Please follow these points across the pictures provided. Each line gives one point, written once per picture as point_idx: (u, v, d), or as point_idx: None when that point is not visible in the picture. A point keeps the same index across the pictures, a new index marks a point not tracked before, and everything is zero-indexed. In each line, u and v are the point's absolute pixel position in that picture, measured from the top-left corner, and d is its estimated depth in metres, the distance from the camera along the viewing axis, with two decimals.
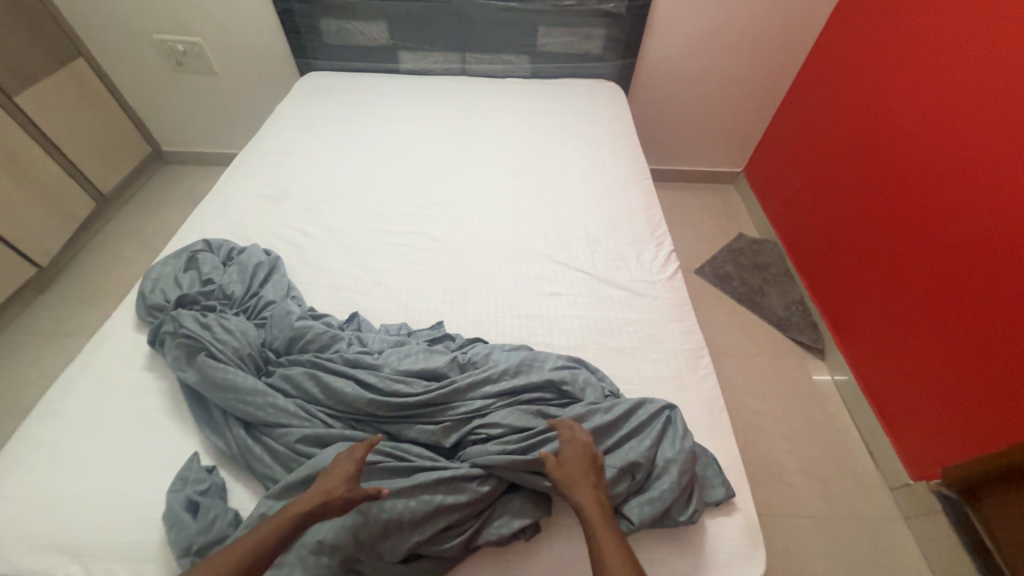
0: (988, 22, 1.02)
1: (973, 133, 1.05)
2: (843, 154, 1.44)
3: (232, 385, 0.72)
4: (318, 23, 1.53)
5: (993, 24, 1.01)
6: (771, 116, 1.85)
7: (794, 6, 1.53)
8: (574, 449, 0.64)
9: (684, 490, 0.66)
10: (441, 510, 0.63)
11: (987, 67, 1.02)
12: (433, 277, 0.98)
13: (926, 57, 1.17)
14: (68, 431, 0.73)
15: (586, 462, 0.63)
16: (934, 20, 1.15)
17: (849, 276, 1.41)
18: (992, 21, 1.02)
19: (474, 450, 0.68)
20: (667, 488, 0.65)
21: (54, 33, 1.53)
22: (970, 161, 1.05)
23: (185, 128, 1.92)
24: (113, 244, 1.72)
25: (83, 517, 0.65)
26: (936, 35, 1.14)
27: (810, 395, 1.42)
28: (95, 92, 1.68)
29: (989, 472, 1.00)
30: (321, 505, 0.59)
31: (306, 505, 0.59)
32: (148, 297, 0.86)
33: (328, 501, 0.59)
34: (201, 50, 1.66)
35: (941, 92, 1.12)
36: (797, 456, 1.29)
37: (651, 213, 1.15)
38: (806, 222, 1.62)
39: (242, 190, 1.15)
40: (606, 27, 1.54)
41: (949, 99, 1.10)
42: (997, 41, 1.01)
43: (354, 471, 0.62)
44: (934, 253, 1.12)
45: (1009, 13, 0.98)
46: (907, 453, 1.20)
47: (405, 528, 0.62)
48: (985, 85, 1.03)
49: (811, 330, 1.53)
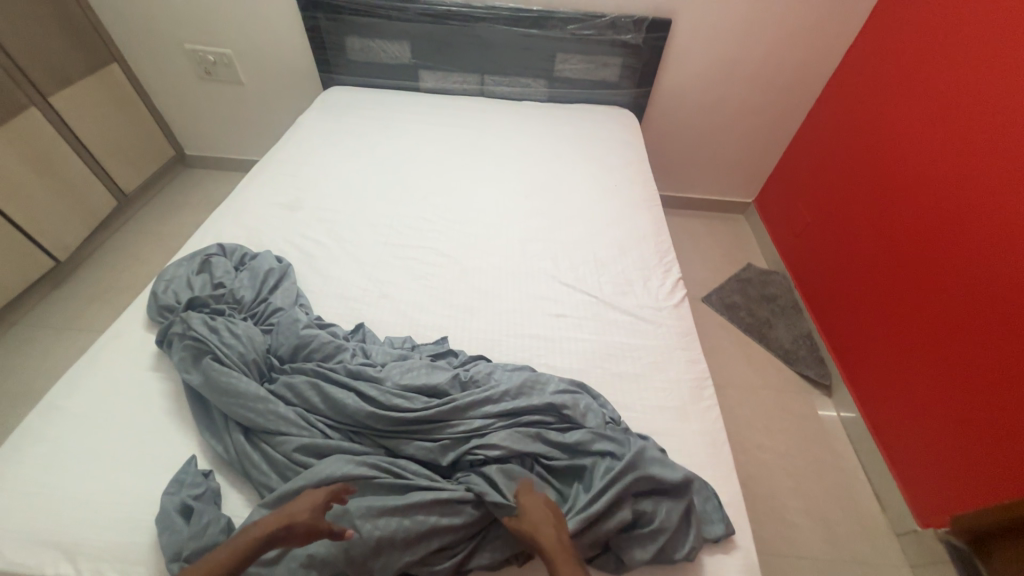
0: (1002, 71, 1.04)
1: (983, 176, 1.06)
2: (856, 190, 1.44)
3: (234, 390, 0.72)
4: (344, 40, 1.59)
5: (1008, 73, 1.03)
6: (783, 149, 1.86)
7: (807, 44, 1.56)
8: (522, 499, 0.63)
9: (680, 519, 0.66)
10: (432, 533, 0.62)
11: (999, 116, 1.04)
12: (441, 292, 0.99)
13: (938, 99, 1.19)
14: (71, 426, 0.73)
15: (543, 505, 0.63)
16: (949, 67, 1.17)
17: (858, 313, 1.40)
18: (1005, 69, 1.04)
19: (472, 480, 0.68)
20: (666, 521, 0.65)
21: (93, 39, 1.60)
22: (980, 203, 1.06)
23: (208, 134, 1.97)
24: (130, 242, 1.76)
25: (78, 515, 0.65)
26: (949, 79, 1.16)
27: (815, 432, 1.39)
28: (126, 96, 1.75)
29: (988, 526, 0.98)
30: (283, 528, 0.59)
31: (268, 527, 0.59)
32: (160, 297, 0.88)
33: (291, 524, 0.58)
34: (230, 61, 1.72)
35: (955, 136, 1.13)
36: (801, 494, 1.26)
37: (660, 240, 1.16)
38: (816, 256, 1.62)
39: (259, 197, 1.17)
40: (622, 56, 1.58)
41: (961, 142, 1.12)
42: (1012, 88, 1.02)
43: (325, 499, 0.61)
44: (941, 292, 1.12)
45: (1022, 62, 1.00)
46: (913, 495, 1.17)
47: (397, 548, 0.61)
48: (999, 132, 1.04)
49: (818, 365, 1.51)
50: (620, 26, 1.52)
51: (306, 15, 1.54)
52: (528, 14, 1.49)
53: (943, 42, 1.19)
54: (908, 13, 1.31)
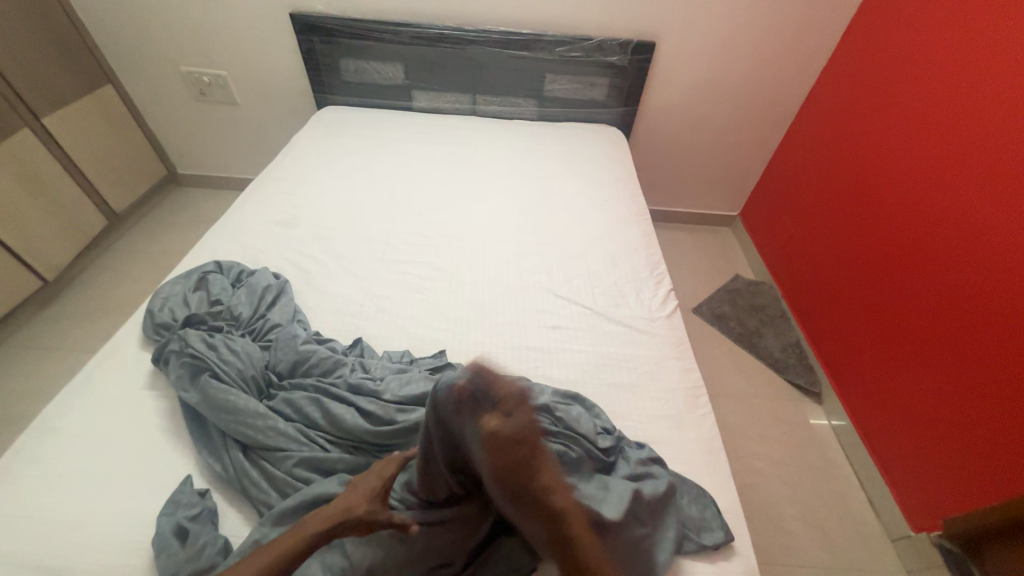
0: (973, 91, 1.10)
1: (958, 188, 1.11)
2: (838, 202, 1.50)
3: (233, 407, 0.72)
4: (338, 62, 1.63)
5: (976, 92, 1.10)
6: (765, 164, 1.93)
7: (784, 66, 1.65)
8: (514, 424, 0.54)
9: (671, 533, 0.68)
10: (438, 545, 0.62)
11: (973, 132, 1.09)
12: (437, 306, 1.00)
13: (913, 116, 1.25)
14: (64, 447, 0.72)
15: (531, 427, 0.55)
16: (922, 87, 1.23)
17: (844, 319, 1.44)
18: (972, 89, 1.10)
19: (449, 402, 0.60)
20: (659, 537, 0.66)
21: (87, 61, 1.62)
22: (957, 214, 1.11)
23: (201, 153, 1.98)
24: (120, 262, 1.74)
25: (72, 538, 0.63)
26: (922, 97, 1.23)
27: (807, 439, 1.41)
28: (119, 116, 1.76)
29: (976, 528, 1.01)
30: (341, 522, 0.60)
31: (327, 520, 0.60)
32: (156, 315, 0.87)
33: (349, 516, 0.60)
34: (225, 82, 1.75)
35: (931, 151, 1.19)
36: (797, 501, 1.27)
37: (651, 253, 1.19)
38: (801, 265, 1.66)
39: (254, 215, 1.18)
40: (609, 77, 1.64)
41: (935, 156, 1.18)
42: (981, 105, 1.08)
43: (379, 489, 0.64)
44: (925, 298, 1.16)
45: (989, 84, 1.07)
46: (904, 499, 1.19)
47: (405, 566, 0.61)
48: (971, 146, 1.09)
49: (808, 372, 1.54)
50: (607, 49, 1.58)
51: (301, 38, 1.58)
52: (518, 38, 1.55)
53: (914, 63, 1.26)
54: (881, 36, 1.39)
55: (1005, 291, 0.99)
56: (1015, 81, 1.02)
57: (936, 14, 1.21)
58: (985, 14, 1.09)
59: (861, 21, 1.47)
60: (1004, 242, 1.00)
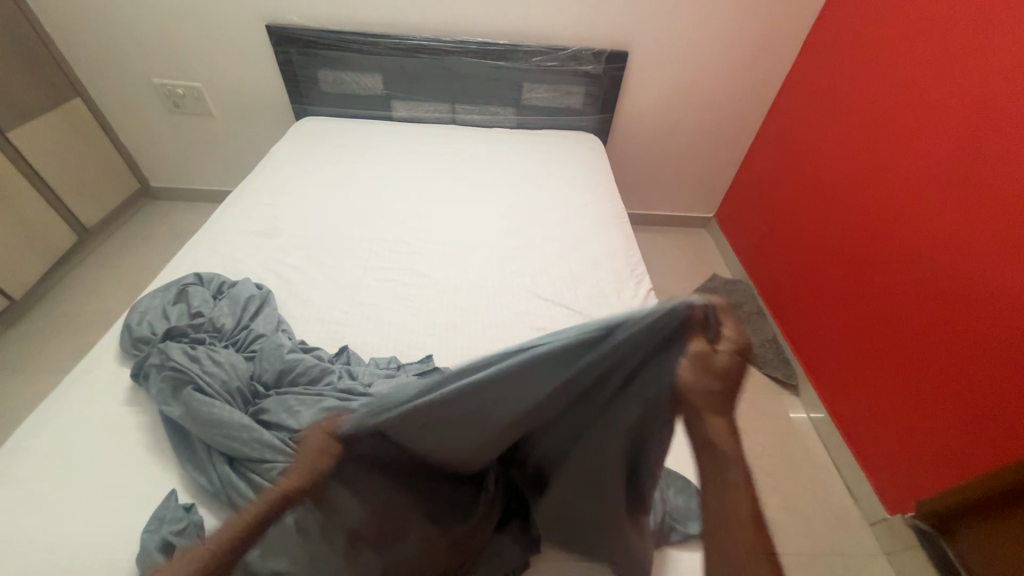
0: (929, 94, 1.17)
1: (921, 182, 1.18)
2: (810, 199, 1.56)
3: (218, 419, 0.71)
4: (316, 73, 1.63)
5: (931, 92, 1.17)
6: (737, 167, 2.00)
7: (750, 73, 1.73)
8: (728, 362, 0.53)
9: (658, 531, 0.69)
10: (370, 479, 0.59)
11: (929, 133, 1.17)
12: (423, 311, 1.01)
13: (876, 116, 1.32)
14: (39, 468, 0.70)
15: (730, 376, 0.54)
16: (884, 91, 1.30)
17: (818, 312, 1.50)
18: (928, 91, 1.18)
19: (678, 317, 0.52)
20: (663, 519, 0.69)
21: (53, 74, 1.58)
22: (920, 207, 1.17)
23: (175, 166, 1.95)
24: (92, 278, 1.69)
25: (50, 561, 0.61)
26: (882, 100, 1.31)
27: (787, 430, 1.46)
28: (89, 130, 1.72)
29: (947, 508, 1.07)
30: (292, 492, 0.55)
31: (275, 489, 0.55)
32: (135, 329, 0.86)
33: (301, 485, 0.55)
34: (200, 94, 1.73)
35: (895, 149, 1.26)
36: (779, 491, 1.31)
37: (630, 254, 1.22)
38: (775, 262, 1.73)
39: (233, 226, 1.17)
40: (585, 85, 1.69)
41: (899, 153, 1.25)
42: (936, 105, 1.16)
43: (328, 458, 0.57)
44: (897, 287, 1.22)
45: (943, 84, 1.14)
46: (881, 484, 1.24)
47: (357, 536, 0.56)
48: (931, 143, 1.16)
49: (784, 366, 1.59)
50: (582, 58, 1.63)
51: (278, 50, 1.58)
52: (495, 48, 1.58)
53: (874, 68, 1.34)
54: (841, 44, 1.47)
55: (967, 281, 1.05)
56: (965, 82, 1.09)
57: (893, 24, 1.29)
58: (934, 24, 1.17)
59: (820, 30, 1.56)
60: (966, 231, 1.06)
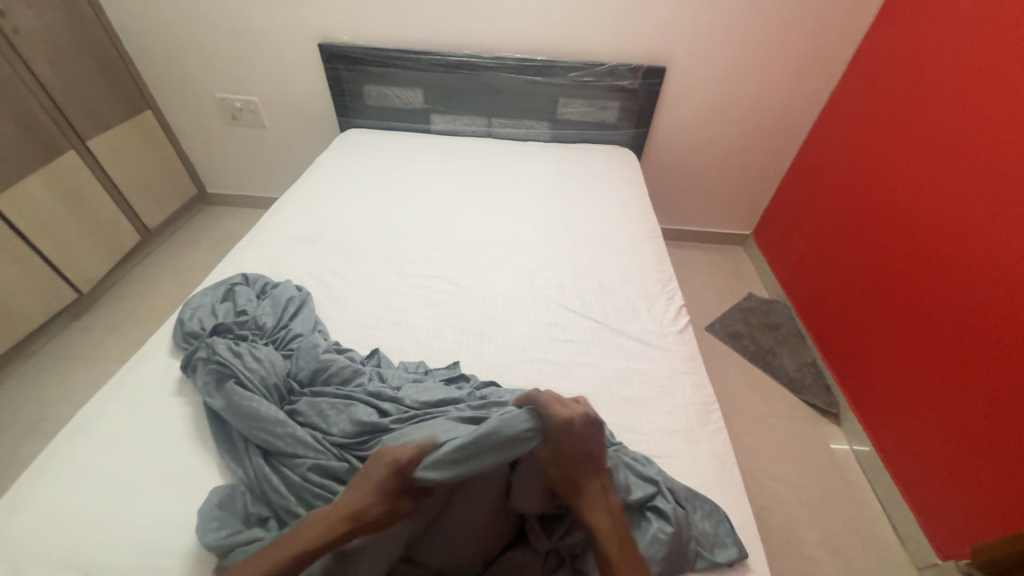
0: (980, 112, 1.12)
1: (973, 203, 1.12)
2: (853, 220, 1.50)
3: (255, 413, 0.74)
4: (361, 88, 1.71)
5: (984, 110, 1.12)
6: (777, 184, 1.95)
7: (793, 87, 1.68)
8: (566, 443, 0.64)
9: (676, 551, 0.65)
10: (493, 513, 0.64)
11: (982, 153, 1.11)
12: (452, 319, 1.03)
13: (924, 135, 1.27)
14: (96, 449, 0.75)
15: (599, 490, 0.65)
16: (931, 109, 1.26)
17: (861, 340, 1.42)
18: (979, 109, 1.13)
19: (519, 433, 0.63)
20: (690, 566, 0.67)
21: (129, 88, 1.73)
22: (972, 230, 1.11)
23: (230, 173, 2.08)
24: (150, 275, 1.82)
25: (99, 537, 0.66)
26: (930, 117, 1.26)
27: (826, 461, 1.38)
28: (156, 140, 1.87)
29: (1006, 555, 0.96)
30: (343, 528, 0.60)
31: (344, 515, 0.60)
32: (186, 324, 0.92)
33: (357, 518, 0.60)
34: (255, 107, 1.85)
35: (943, 169, 1.21)
36: (816, 525, 1.24)
37: (663, 269, 1.21)
38: (815, 285, 1.66)
39: (279, 231, 1.24)
40: (621, 100, 1.69)
41: (948, 172, 1.19)
42: (987, 124, 1.11)
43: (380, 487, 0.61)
44: (947, 314, 1.15)
45: (995, 102, 1.09)
46: (933, 527, 1.15)
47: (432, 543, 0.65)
48: (984, 163, 1.10)
49: (825, 393, 1.51)
50: (618, 73, 1.64)
51: (328, 66, 1.67)
52: (532, 64, 1.61)
53: (922, 84, 1.29)
54: (890, 59, 1.42)
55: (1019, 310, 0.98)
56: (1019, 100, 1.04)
57: (943, 35, 1.24)
58: (990, 36, 1.12)
59: (867, 46, 1.52)
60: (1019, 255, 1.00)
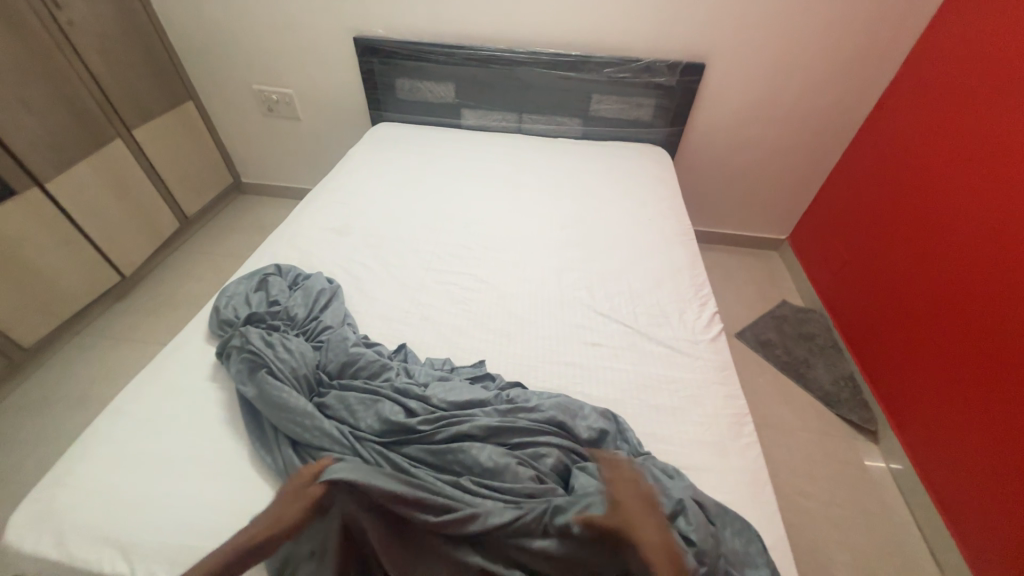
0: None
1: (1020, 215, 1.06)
2: (894, 229, 1.44)
3: (285, 404, 0.75)
4: (394, 81, 1.72)
5: None
6: (817, 188, 1.86)
7: (841, 87, 1.59)
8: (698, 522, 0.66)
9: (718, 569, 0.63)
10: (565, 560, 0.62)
11: None
12: (479, 317, 1.02)
13: (970, 142, 1.22)
14: (135, 431, 0.78)
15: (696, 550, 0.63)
16: (981, 115, 1.20)
17: (903, 361, 1.35)
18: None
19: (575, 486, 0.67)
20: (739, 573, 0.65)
21: (172, 79, 1.79)
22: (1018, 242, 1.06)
23: (265, 164, 2.13)
24: (188, 261, 1.88)
25: (137, 516, 0.68)
26: (977, 123, 1.20)
27: (860, 480, 1.32)
28: (196, 129, 1.93)
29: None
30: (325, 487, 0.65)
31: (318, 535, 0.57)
32: (221, 311, 0.94)
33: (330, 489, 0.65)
34: (291, 99, 1.88)
35: (990, 178, 1.15)
36: (846, 546, 1.19)
37: (696, 273, 1.17)
38: (855, 295, 1.59)
39: (311, 222, 1.25)
40: (655, 97, 1.65)
41: (995, 182, 1.13)
42: None
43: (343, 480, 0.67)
44: (990, 330, 1.09)
45: None
46: (974, 555, 1.08)
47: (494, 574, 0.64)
48: None
49: (861, 408, 1.45)
50: (655, 70, 1.59)
51: (362, 59, 1.68)
52: (567, 59, 1.59)
53: (972, 87, 1.23)
54: (943, 62, 1.34)
55: None
56: None
57: (996, 38, 1.18)
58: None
59: (918, 47, 1.45)
60: None
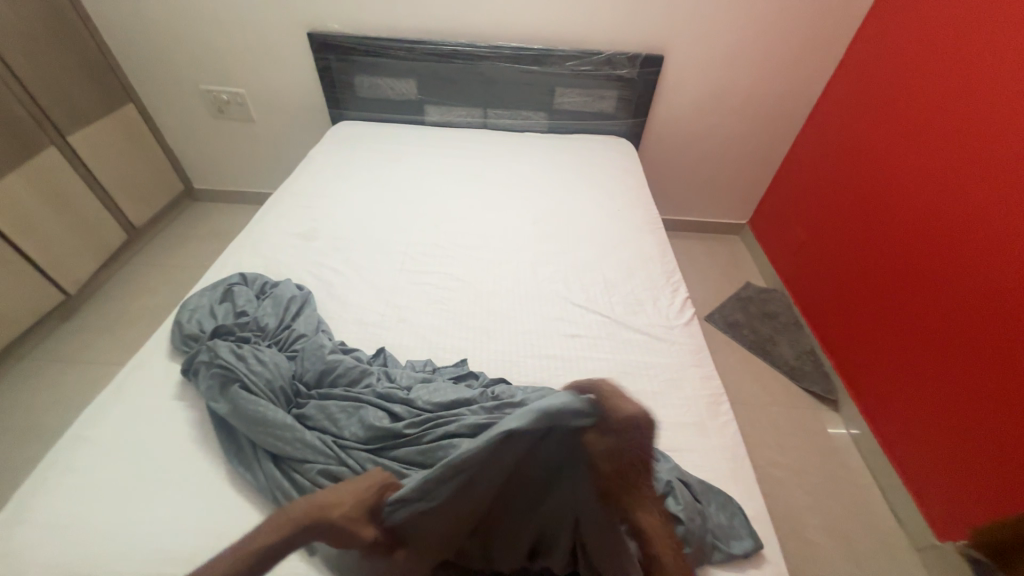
0: (965, 102, 1.16)
1: (960, 191, 1.15)
2: (846, 207, 1.53)
3: (263, 418, 0.72)
4: (353, 79, 1.66)
5: (967, 102, 1.15)
6: (773, 173, 1.95)
7: (790, 76, 1.67)
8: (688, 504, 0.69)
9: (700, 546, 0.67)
10: (565, 507, 0.59)
11: (966, 143, 1.15)
12: (457, 316, 1.01)
13: (912, 124, 1.30)
14: (97, 458, 0.73)
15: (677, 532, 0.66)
16: (920, 99, 1.28)
17: (869, 330, 1.40)
18: (965, 98, 1.16)
19: (569, 419, 0.57)
20: (717, 560, 0.68)
21: (110, 81, 1.67)
22: (960, 216, 1.14)
23: (218, 169, 2.02)
24: (139, 274, 1.77)
25: (107, 549, 0.64)
26: (917, 107, 1.29)
27: (826, 447, 1.40)
28: (140, 134, 1.81)
29: (999, 539, 0.99)
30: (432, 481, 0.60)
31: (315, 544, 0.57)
32: (184, 326, 0.89)
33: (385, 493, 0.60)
34: (243, 100, 1.79)
35: (931, 158, 1.24)
36: (817, 510, 1.26)
37: (665, 260, 1.20)
38: (812, 273, 1.67)
39: (275, 228, 1.20)
40: (618, 89, 1.67)
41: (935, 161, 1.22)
42: (973, 115, 1.14)
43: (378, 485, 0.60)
44: (936, 299, 1.18)
45: (979, 92, 1.13)
46: (928, 506, 1.18)
47: (509, 518, 0.61)
48: (971, 151, 1.13)
49: (823, 380, 1.54)
50: (616, 62, 1.62)
51: (318, 56, 1.62)
52: (529, 53, 1.58)
53: (912, 73, 1.32)
54: (905, 39, 1.35)
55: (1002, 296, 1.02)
56: (1001, 93, 1.07)
57: (931, 27, 1.27)
58: (1014, 22, 1.06)
59: (861, 35, 1.53)
60: (1005, 242, 1.03)
